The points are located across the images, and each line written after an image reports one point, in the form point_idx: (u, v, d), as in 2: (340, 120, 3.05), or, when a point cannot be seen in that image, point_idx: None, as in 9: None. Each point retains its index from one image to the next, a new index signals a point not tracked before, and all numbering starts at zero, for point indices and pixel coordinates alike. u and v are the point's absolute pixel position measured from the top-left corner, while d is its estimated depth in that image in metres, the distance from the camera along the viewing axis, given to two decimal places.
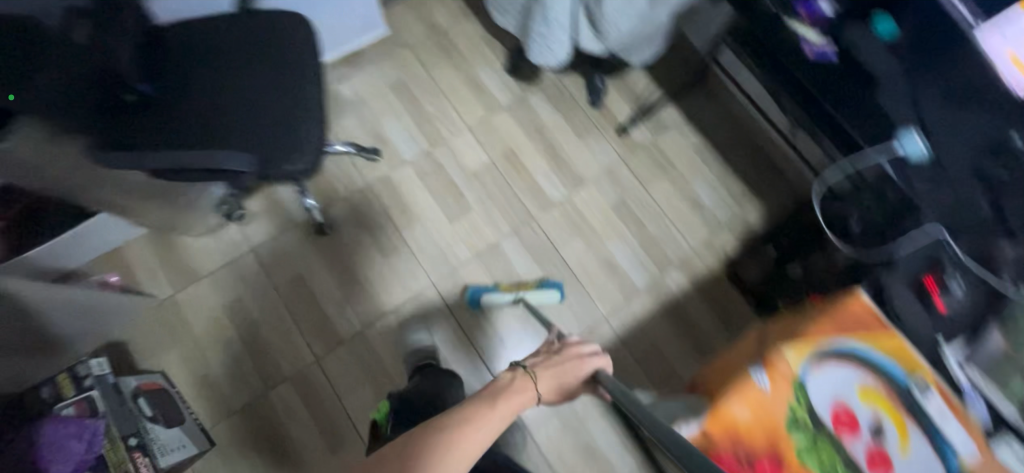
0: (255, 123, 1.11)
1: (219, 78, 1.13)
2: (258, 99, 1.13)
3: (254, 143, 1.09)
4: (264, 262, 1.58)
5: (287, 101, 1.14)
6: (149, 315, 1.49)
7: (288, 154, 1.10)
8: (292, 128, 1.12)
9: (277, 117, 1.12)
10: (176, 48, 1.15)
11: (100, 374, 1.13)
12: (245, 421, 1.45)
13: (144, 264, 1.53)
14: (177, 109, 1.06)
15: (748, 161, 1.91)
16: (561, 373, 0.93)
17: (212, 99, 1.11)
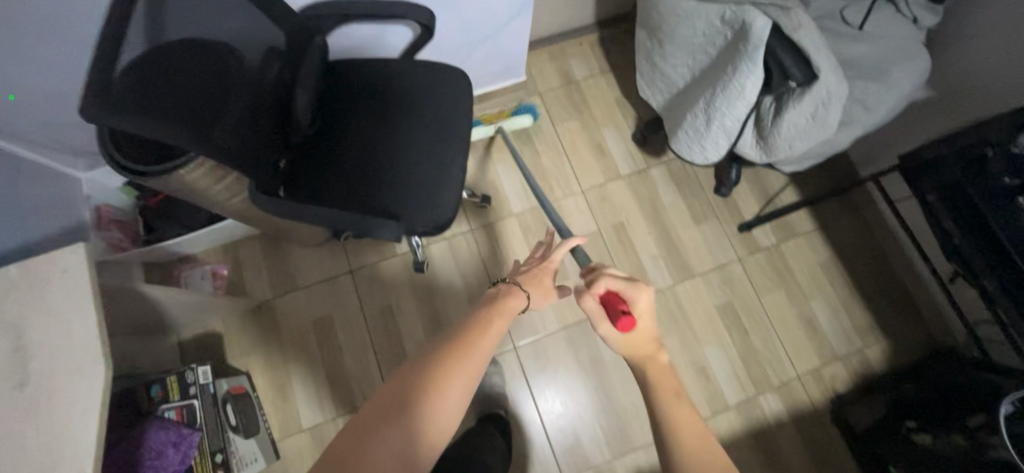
0: (402, 180, 1.10)
1: (373, 126, 1.14)
2: (406, 155, 1.12)
3: (397, 201, 1.08)
4: (359, 286, 1.60)
5: (435, 159, 1.13)
6: (246, 314, 1.54)
7: (426, 217, 1.08)
8: (434, 189, 1.10)
9: (422, 176, 1.11)
10: (343, 87, 1.18)
11: (202, 382, 1.17)
12: (309, 441, 1.46)
13: (252, 262, 1.59)
14: (335, 154, 1.11)
15: (880, 290, 1.70)
16: (535, 278, 0.88)
17: (365, 146, 1.12)
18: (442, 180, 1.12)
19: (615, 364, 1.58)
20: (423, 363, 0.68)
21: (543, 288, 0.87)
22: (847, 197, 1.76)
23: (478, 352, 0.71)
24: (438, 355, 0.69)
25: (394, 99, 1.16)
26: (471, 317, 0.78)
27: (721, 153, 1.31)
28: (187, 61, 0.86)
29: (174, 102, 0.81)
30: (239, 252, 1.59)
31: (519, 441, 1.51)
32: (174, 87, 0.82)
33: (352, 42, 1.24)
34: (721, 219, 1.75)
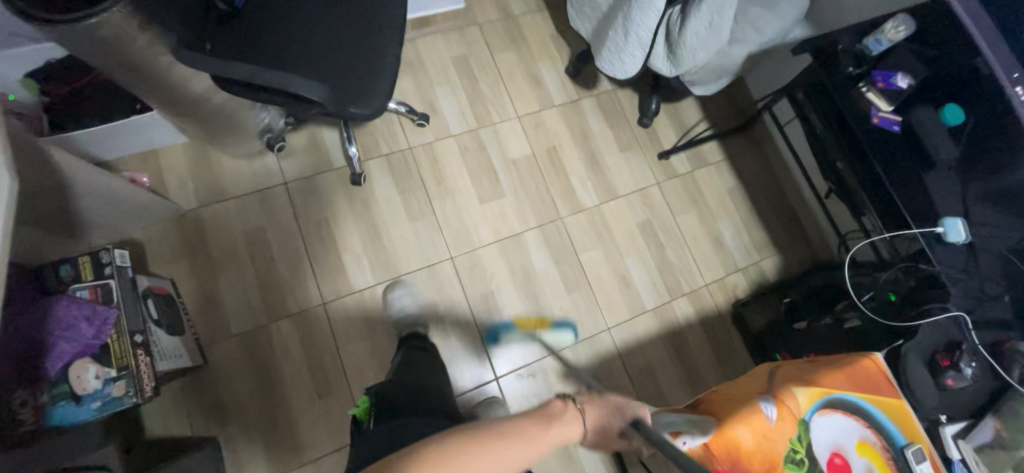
0: (333, 58, 1.12)
1: (304, 6, 1.15)
2: (337, 35, 1.14)
3: (327, 77, 1.10)
4: (293, 198, 1.58)
5: (366, 41, 1.15)
6: (169, 222, 1.48)
7: (356, 94, 1.11)
8: (366, 72, 1.13)
9: (354, 58, 1.13)
10: None
11: (118, 265, 1.14)
12: (239, 347, 1.44)
13: (175, 171, 1.52)
14: (262, 31, 1.10)
15: (774, 212, 1.96)
16: (597, 404, 0.89)
17: (297, 26, 1.12)
18: (373, 61, 1.15)
19: (546, 273, 1.69)
20: (458, 433, 0.71)
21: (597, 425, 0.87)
22: (749, 134, 2.01)
23: (499, 449, 0.72)
24: (473, 433, 0.72)
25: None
26: (520, 421, 0.78)
27: (637, 65, 1.45)
28: None
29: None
30: (161, 161, 1.52)
31: (455, 343, 1.58)
32: None
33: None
34: (643, 149, 1.91)
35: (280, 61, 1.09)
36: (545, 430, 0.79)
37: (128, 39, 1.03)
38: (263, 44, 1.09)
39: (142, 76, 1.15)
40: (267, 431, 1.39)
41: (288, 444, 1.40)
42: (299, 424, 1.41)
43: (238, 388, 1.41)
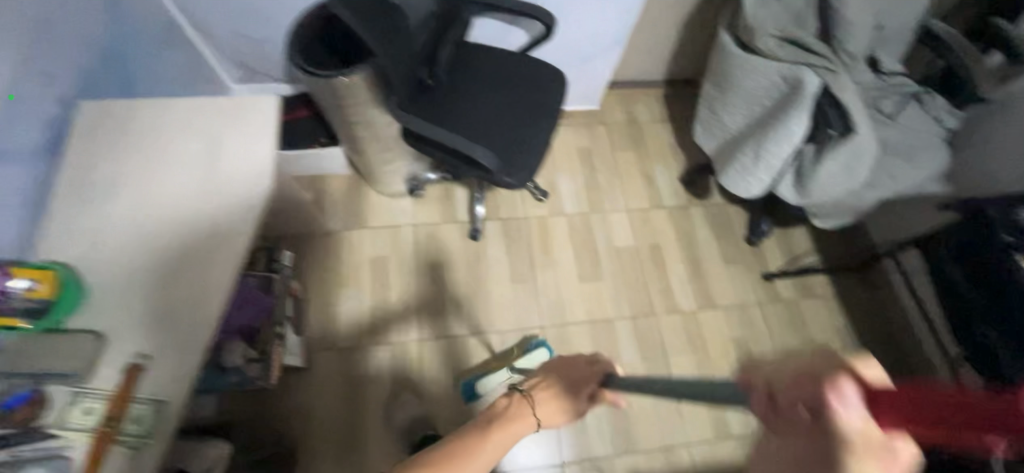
0: (500, 134, 1.32)
1: (488, 89, 1.39)
2: (507, 116, 1.35)
3: (492, 147, 1.30)
4: (418, 239, 1.77)
5: (528, 126, 1.35)
6: (315, 236, 1.72)
7: (513, 165, 1.29)
8: (524, 151, 1.32)
9: (516, 138, 1.33)
10: (470, 59, 1.43)
11: (284, 265, 1.36)
12: (339, 361, 1.56)
13: (332, 195, 1.79)
14: (451, 104, 1.34)
15: (889, 363, 1.79)
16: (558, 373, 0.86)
17: (478, 106, 1.36)
18: (530, 142, 1.33)
19: (631, 367, 1.67)
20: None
21: (557, 406, 0.83)
22: (865, 274, 1.92)
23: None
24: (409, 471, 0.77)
25: (506, 74, 1.42)
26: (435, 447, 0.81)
27: (761, 188, 1.52)
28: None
29: (370, 12, 1.10)
30: (325, 185, 1.80)
31: None
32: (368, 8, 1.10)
33: (485, 32, 1.53)
34: (747, 265, 1.91)
35: (461, 128, 1.31)
36: (483, 438, 0.82)
37: (354, 95, 1.31)
38: (449, 114, 1.33)
39: (347, 120, 1.44)
40: (342, 451, 1.45)
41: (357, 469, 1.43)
42: (371, 450, 1.46)
43: (328, 400, 1.51)
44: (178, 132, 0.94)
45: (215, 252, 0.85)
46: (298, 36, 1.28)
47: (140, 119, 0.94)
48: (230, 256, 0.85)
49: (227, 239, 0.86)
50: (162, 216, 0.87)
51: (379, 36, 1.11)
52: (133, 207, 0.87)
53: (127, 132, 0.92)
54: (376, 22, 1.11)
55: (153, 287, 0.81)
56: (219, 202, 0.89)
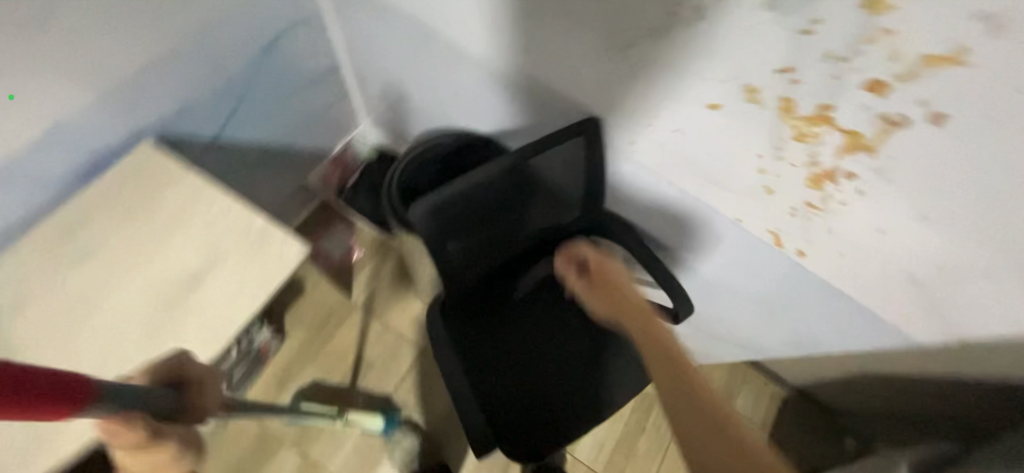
0: (527, 392, 1.02)
1: (562, 332, 1.08)
2: (554, 377, 1.04)
3: (505, 401, 1.00)
4: (412, 369, 1.52)
5: (566, 406, 1.01)
6: (330, 295, 1.57)
7: (510, 440, 0.97)
8: (534, 431, 0.99)
9: (539, 409, 1.01)
10: (571, 281, 1.11)
11: (250, 338, 1.28)
12: (253, 437, 1.39)
13: (374, 264, 1.62)
14: (504, 320, 1.06)
15: None
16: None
17: (531, 341, 1.06)
18: (551, 424, 1.00)
19: None
20: None
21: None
22: None
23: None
24: None
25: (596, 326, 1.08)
26: None
27: None
28: (494, 192, 0.88)
29: (465, 209, 0.87)
30: (380, 250, 1.63)
31: None
32: (467, 205, 0.86)
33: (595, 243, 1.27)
34: None
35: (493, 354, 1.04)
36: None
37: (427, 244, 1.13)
38: (497, 331, 1.06)
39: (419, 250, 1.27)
40: None
41: None
42: None
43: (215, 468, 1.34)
44: (189, 229, 0.79)
45: None
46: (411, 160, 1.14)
47: (163, 187, 0.81)
48: None
49: None
50: (93, 319, 0.73)
51: (456, 244, 0.91)
52: (82, 289, 0.74)
53: (148, 198, 0.80)
54: (465, 229, 0.90)
55: None
56: (151, 346, 0.73)
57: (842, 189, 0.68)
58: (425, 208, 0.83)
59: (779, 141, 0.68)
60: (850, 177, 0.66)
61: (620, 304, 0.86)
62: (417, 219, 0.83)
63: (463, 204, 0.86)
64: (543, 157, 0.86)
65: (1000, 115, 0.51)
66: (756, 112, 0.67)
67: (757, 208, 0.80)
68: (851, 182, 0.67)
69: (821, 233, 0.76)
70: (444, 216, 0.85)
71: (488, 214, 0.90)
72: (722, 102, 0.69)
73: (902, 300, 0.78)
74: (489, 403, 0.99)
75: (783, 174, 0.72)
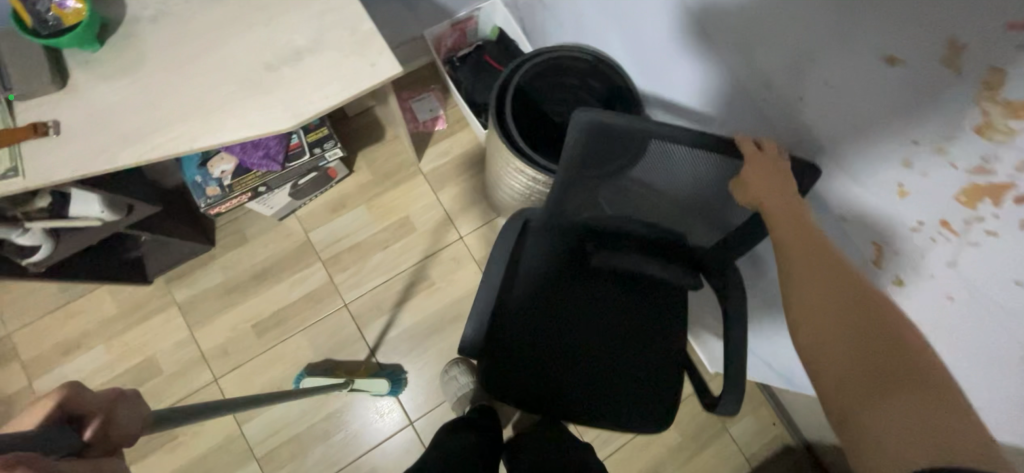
0: (530, 339, 1.01)
1: (603, 317, 1.04)
2: (566, 352, 1.02)
3: (505, 330, 1.01)
4: (444, 249, 1.58)
5: (558, 376, 1.00)
6: (401, 151, 1.63)
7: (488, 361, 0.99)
8: (520, 377, 1.00)
9: (541, 366, 1.01)
10: (647, 300, 1.06)
11: (322, 156, 1.26)
12: (295, 241, 1.53)
13: (449, 142, 1.65)
14: (567, 282, 1.05)
15: None
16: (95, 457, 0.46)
17: (578, 317, 1.04)
18: (532, 380, 1.00)
19: None
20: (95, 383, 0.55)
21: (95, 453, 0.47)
22: None
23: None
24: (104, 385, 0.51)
25: (637, 347, 1.03)
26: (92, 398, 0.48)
27: None
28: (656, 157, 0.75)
29: (614, 153, 0.76)
30: (460, 132, 1.65)
31: (314, 450, 1.42)
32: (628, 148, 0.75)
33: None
34: None
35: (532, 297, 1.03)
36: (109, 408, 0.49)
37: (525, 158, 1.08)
38: (541, 271, 1.04)
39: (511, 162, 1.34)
40: (217, 289, 1.47)
41: (206, 312, 1.46)
42: (227, 313, 1.46)
43: (258, 250, 1.51)
44: (305, 8, 0.83)
45: (187, 121, 0.77)
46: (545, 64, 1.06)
47: None
48: (187, 136, 0.76)
49: (206, 124, 0.77)
50: (205, 52, 0.79)
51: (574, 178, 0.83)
52: (206, 24, 0.80)
53: None
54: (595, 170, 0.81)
55: (128, 91, 0.77)
56: (238, 97, 0.78)
57: (998, 216, 0.55)
58: (590, 124, 0.72)
59: (951, 130, 0.55)
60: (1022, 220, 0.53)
61: (799, 235, 0.67)
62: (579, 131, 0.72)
63: (616, 147, 0.75)
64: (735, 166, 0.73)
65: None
66: (945, 80, 0.54)
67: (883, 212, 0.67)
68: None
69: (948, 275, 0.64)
70: (601, 141, 0.74)
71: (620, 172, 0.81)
72: (907, 57, 0.56)
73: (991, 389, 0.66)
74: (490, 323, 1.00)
75: (931, 174, 0.60)
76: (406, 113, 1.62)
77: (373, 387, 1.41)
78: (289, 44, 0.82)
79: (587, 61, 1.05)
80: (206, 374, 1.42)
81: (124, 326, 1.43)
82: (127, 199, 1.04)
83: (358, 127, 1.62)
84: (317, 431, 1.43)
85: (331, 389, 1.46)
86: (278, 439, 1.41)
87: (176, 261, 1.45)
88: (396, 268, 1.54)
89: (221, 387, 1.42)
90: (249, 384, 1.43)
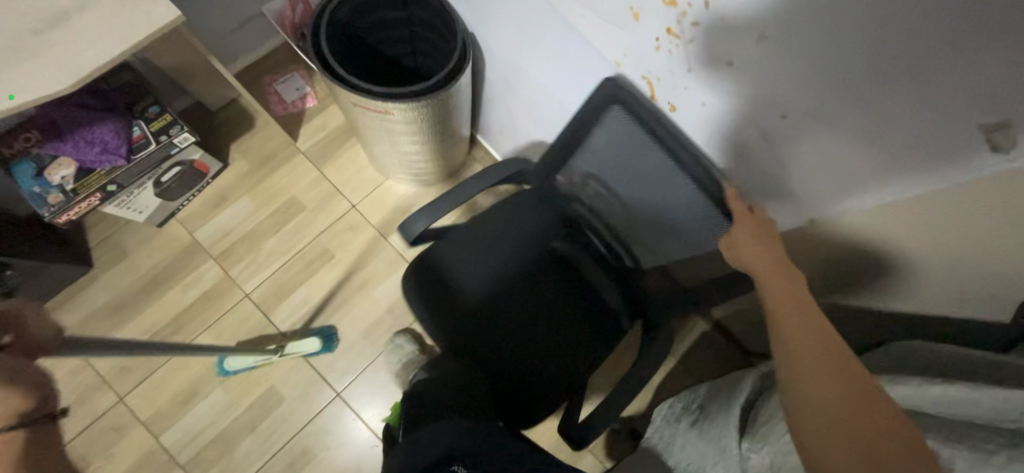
0: (487, 321, 1.00)
1: (572, 323, 1.01)
2: (528, 349, 0.99)
3: (464, 292, 1.01)
4: (339, 220, 1.57)
5: (509, 367, 0.98)
6: (276, 135, 1.61)
7: (436, 307, 1.00)
8: (460, 311, 1.00)
9: (484, 316, 1.01)
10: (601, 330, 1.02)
11: (171, 143, 1.24)
12: (181, 244, 1.49)
13: (323, 116, 1.64)
14: (546, 271, 1.03)
15: None
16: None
17: (541, 307, 1.02)
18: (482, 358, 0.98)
19: None
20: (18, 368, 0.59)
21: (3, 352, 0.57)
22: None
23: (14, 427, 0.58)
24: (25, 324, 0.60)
25: (557, 342, 1.00)
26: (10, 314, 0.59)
27: None
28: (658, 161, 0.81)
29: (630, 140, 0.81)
30: (332, 105, 1.65)
31: (242, 443, 1.39)
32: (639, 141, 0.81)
33: (499, 104, 1.32)
34: None
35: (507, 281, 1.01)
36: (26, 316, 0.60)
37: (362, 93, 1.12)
38: (520, 241, 1.03)
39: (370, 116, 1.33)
40: (105, 309, 1.42)
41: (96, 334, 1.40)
42: (120, 330, 1.41)
43: (142, 261, 1.46)
44: None
45: None
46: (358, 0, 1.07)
47: None
48: None
49: None
50: None
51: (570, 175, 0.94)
52: None
53: None
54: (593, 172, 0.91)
55: None
56: (6, 67, 0.77)
57: (690, 6, 0.61)
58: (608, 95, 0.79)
59: None
60: (708, 7, 0.60)
61: (789, 294, 0.67)
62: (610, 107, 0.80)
63: (617, 147, 0.84)
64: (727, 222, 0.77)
65: (967, 26, 0.46)
66: None
67: (633, 49, 0.74)
68: (747, 32, 0.59)
69: (692, 87, 0.71)
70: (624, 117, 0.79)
71: (610, 177, 0.89)
72: None
73: (769, 178, 0.78)
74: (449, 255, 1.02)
75: None
76: (272, 96, 1.61)
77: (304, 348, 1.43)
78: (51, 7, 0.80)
79: None
80: (111, 395, 1.37)
81: None
82: None
83: (225, 120, 1.59)
84: (241, 424, 1.41)
85: (248, 381, 1.43)
86: (200, 442, 1.38)
87: (51, 290, 1.38)
88: (293, 248, 1.53)
89: (129, 405, 1.37)
90: (158, 395, 1.39)
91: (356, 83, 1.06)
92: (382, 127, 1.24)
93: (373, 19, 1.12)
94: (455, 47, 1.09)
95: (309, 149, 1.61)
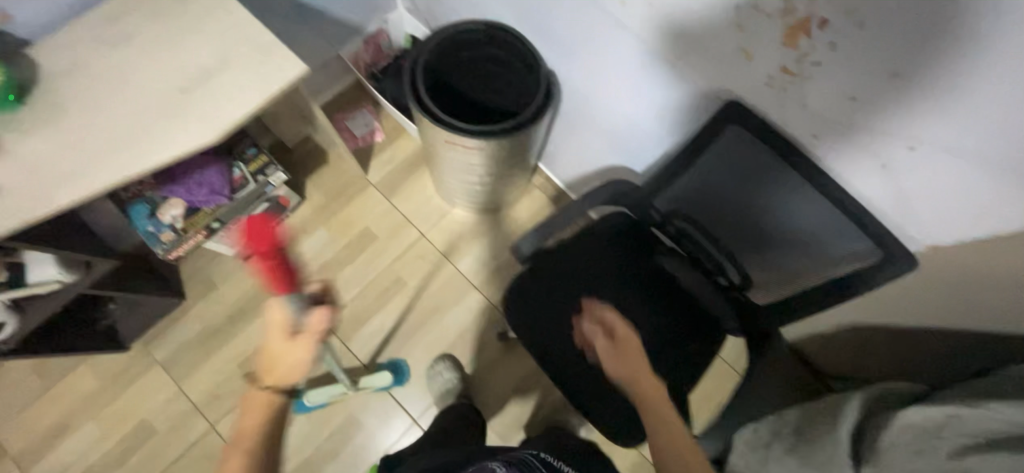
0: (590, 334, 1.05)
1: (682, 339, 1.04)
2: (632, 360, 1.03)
3: (562, 314, 1.07)
4: (409, 249, 1.63)
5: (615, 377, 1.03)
6: (348, 169, 1.69)
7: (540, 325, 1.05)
8: (557, 325, 1.06)
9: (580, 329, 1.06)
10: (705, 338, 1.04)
11: (267, 182, 1.33)
12: (264, 275, 1.57)
13: (392, 151, 1.72)
14: (639, 283, 1.07)
15: None
16: None
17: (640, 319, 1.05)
18: (587, 369, 1.05)
19: None
20: None
21: None
22: None
23: None
24: None
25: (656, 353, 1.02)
26: None
27: None
28: (767, 182, 0.83)
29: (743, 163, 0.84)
30: (400, 139, 1.73)
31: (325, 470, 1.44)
32: (740, 166, 0.85)
33: (568, 133, 1.37)
34: None
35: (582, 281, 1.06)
36: None
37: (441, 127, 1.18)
38: (611, 257, 1.08)
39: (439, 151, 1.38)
40: (197, 339, 1.49)
41: (189, 364, 1.47)
42: (211, 359, 1.48)
43: (229, 293, 1.54)
44: (206, 33, 0.89)
45: (121, 153, 0.83)
46: (448, 45, 1.14)
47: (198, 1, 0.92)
48: (121, 168, 0.82)
49: (137, 155, 0.83)
50: (121, 92, 0.85)
51: (667, 201, 0.97)
52: (117, 66, 0.86)
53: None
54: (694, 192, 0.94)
55: (54, 140, 0.82)
56: (163, 125, 0.85)
57: (814, 47, 0.64)
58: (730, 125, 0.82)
59: None
60: (835, 48, 0.63)
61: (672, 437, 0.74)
62: (719, 136, 0.83)
63: (719, 170, 0.88)
64: (847, 235, 0.80)
65: None
66: None
67: (741, 86, 0.78)
68: (876, 71, 0.61)
69: (810, 116, 0.72)
70: (735, 144, 0.83)
71: (712, 195, 0.92)
72: None
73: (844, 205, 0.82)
74: (544, 270, 1.08)
75: (759, 30, 0.69)
76: (344, 132, 1.70)
77: (375, 382, 1.48)
78: (198, 69, 0.88)
79: (482, 32, 1.13)
80: (203, 422, 1.43)
81: (112, 395, 1.43)
82: (82, 256, 1.09)
83: (302, 156, 1.68)
84: (324, 450, 1.45)
85: (329, 408, 1.48)
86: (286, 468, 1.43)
87: (147, 322, 1.46)
88: (367, 278, 1.60)
89: (220, 432, 1.43)
90: (246, 422, 1.44)
91: (445, 119, 1.13)
92: (462, 160, 1.30)
93: (459, 59, 1.19)
94: (538, 84, 1.14)
95: (380, 182, 1.69)
